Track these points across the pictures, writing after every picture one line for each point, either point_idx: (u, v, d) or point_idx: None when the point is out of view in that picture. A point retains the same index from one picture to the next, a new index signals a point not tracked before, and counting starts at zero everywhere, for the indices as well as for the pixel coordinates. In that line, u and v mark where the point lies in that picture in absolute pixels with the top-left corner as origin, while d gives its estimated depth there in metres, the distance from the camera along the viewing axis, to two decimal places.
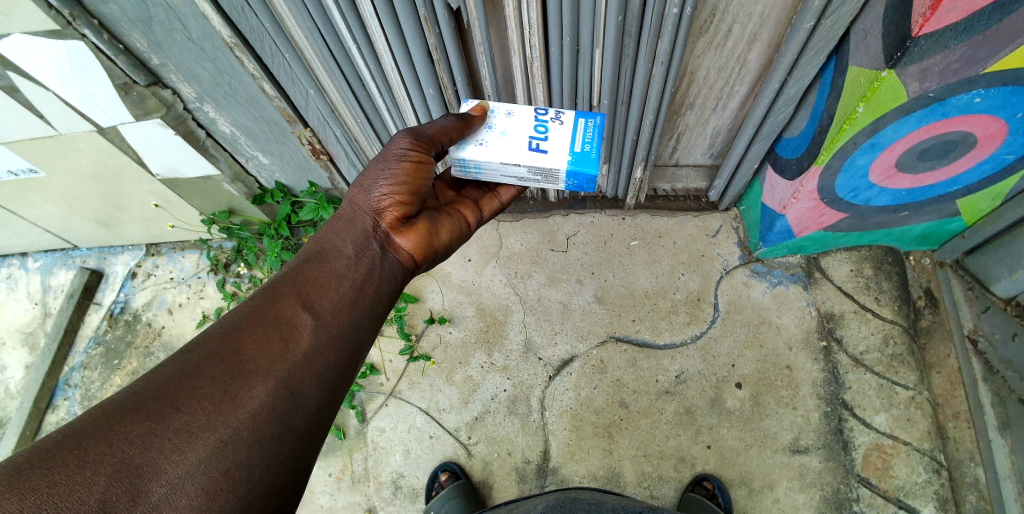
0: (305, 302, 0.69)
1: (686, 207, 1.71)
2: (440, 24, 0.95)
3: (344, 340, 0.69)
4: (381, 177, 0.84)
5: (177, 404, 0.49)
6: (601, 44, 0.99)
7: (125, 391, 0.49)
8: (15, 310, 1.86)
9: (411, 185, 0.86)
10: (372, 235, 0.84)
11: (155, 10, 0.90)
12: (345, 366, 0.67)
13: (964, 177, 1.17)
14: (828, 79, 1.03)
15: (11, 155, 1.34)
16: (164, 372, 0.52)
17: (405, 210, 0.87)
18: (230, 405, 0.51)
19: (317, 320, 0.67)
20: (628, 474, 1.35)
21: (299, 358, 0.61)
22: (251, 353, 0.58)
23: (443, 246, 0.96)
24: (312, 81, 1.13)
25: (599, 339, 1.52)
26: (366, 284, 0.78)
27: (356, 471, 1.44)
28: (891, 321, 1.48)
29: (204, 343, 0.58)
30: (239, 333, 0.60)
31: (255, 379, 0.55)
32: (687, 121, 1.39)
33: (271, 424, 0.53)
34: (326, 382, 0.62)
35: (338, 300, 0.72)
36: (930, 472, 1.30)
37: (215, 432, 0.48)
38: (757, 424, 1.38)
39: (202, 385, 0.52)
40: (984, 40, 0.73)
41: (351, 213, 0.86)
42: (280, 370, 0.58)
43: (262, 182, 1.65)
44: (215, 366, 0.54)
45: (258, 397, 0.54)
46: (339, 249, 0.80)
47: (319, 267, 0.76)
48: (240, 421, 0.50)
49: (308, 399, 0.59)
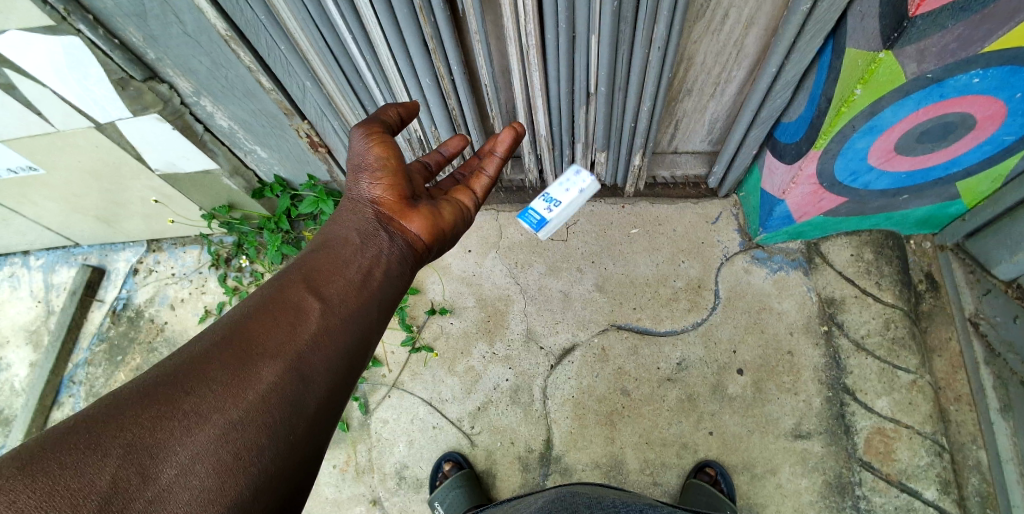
0: (311, 288, 0.70)
1: (685, 195, 1.71)
2: (435, 13, 0.94)
3: (353, 323, 0.69)
4: (365, 169, 0.88)
5: (186, 387, 0.49)
6: (598, 30, 0.99)
7: (135, 379, 0.50)
8: (19, 308, 1.86)
9: (394, 167, 0.89)
10: (376, 224, 0.86)
11: (150, 4, 0.90)
12: (354, 351, 0.67)
13: (964, 159, 1.16)
14: (826, 62, 1.02)
15: (11, 154, 1.34)
16: (172, 360, 0.53)
17: (398, 193, 0.89)
18: (240, 387, 0.52)
19: (324, 305, 0.68)
20: (631, 461, 1.36)
21: (307, 342, 0.61)
22: (261, 337, 0.59)
23: (449, 227, 0.97)
24: (309, 74, 1.13)
25: (600, 328, 1.52)
26: (373, 269, 0.79)
27: (360, 462, 1.44)
28: (892, 305, 1.48)
29: (213, 332, 0.59)
30: (248, 320, 0.61)
31: (264, 362, 0.56)
32: (684, 108, 1.39)
33: (282, 405, 0.53)
34: (336, 366, 0.63)
35: (345, 285, 0.73)
36: (932, 456, 1.30)
37: (224, 414, 0.49)
38: (758, 410, 1.38)
39: (211, 369, 0.52)
40: (982, 19, 0.72)
41: (352, 205, 0.88)
42: (289, 354, 0.58)
43: (261, 176, 1.65)
44: (225, 349, 0.55)
45: (268, 379, 0.54)
46: (344, 237, 0.82)
47: (326, 255, 0.78)
48: (249, 405, 0.51)
49: (318, 382, 0.59)
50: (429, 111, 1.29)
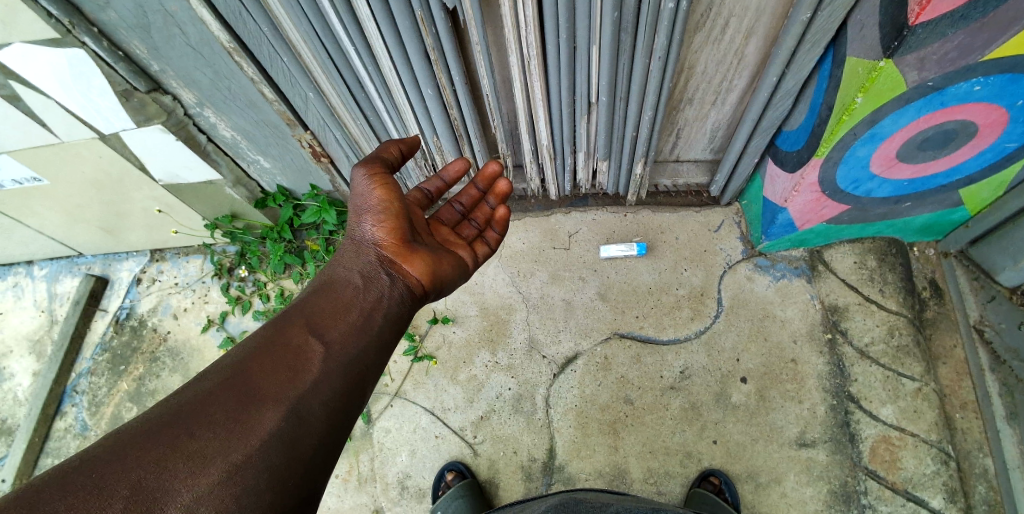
0: (313, 331, 0.73)
1: (688, 203, 1.72)
2: (436, 24, 0.94)
3: (352, 365, 0.72)
4: (368, 211, 0.91)
5: (191, 430, 0.53)
6: (598, 41, 0.99)
7: (141, 419, 0.53)
8: (22, 318, 1.87)
9: (396, 211, 0.91)
10: (377, 265, 0.91)
11: (153, 17, 0.91)
12: (353, 391, 0.70)
13: (966, 166, 1.15)
14: (826, 71, 1.03)
15: (14, 165, 1.34)
16: (177, 402, 0.56)
17: (398, 238, 0.93)
18: (243, 430, 0.55)
19: (325, 348, 0.71)
20: (635, 471, 1.35)
21: (308, 385, 0.64)
22: (265, 379, 0.62)
23: (446, 275, 1.02)
24: (311, 85, 1.13)
25: (603, 336, 1.52)
26: (373, 312, 0.83)
27: (362, 472, 1.44)
28: (896, 312, 1.47)
29: (218, 373, 0.62)
30: (251, 363, 0.64)
31: (266, 405, 0.59)
32: (686, 116, 1.39)
33: (281, 448, 0.56)
34: (334, 407, 0.66)
35: (345, 329, 0.77)
36: (938, 464, 1.29)
37: (227, 457, 0.52)
38: (763, 418, 1.37)
39: (214, 412, 0.55)
40: (982, 28, 0.71)
41: (355, 245, 0.92)
42: (290, 396, 0.62)
43: (264, 186, 1.65)
44: (229, 392, 0.58)
45: (269, 422, 0.57)
46: (348, 279, 0.87)
47: (328, 297, 0.83)
48: (251, 446, 0.54)
49: (317, 422, 0.62)
50: (431, 121, 1.30)
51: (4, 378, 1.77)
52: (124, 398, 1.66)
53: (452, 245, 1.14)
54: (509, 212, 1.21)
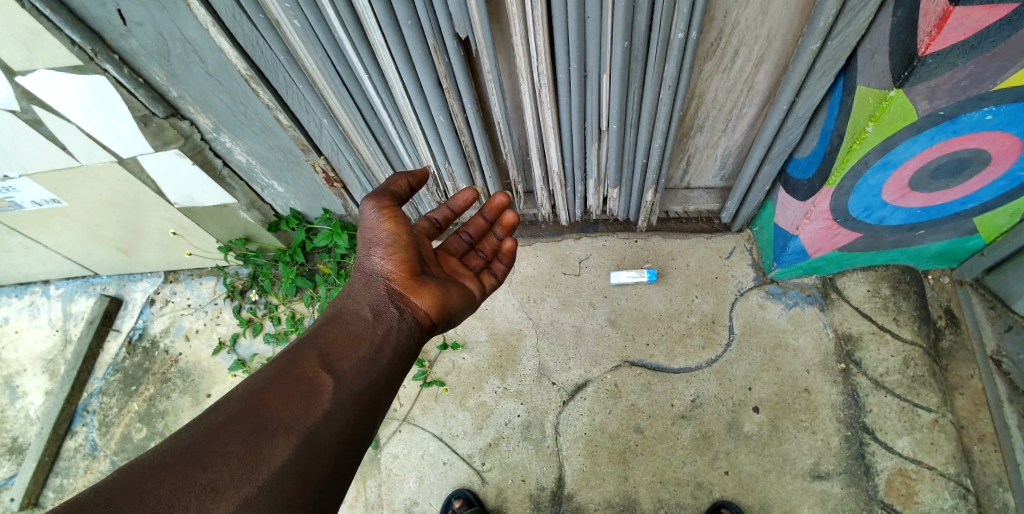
0: (325, 362, 0.75)
1: (698, 229, 1.72)
2: (449, 54, 0.96)
3: (362, 396, 0.74)
4: (379, 244, 0.95)
5: (204, 462, 0.54)
6: (609, 69, 1.00)
7: (150, 454, 0.54)
8: (37, 336, 1.89)
9: (405, 243, 0.96)
10: (387, 298, 0.93)
11: (173, 45, 0.93)
12: (362, 423, 0.72)
13: (979, 194, 1.14)
14: (838, 97, 1.02)
15: (35, 187, 1.37)
16: (188, 435, 0.57)
17: (407, 270, 0.96)
18: (254, 462, 0.56)
19: (337, 379, 0.73)
20: (644, 501, 1.33)
21: (320, 416, 0.66)
22: (277, 411, 0.64)
23: (454, 307, 1.04)
24: (326, 112, 1.15)
25: (614, 364, 1.51)
26: (384, 344, 0.85)
27: (369, 498, 1.43)
28: (911, 342, 1.45)
29: (231, 404, 0.64)
30: (265, 393, 0.66)
31: (279, 438, 0.60)
32: (696, 144, 1.40)
33: (293, 481, 0.57)
34: (344, 439, 0.67)
35: (356, 361, 0.78)
36: (956, 498, 1.25)
37: (238, 491, 0.52)
38: (776, 449, 1.35)
39: (225, 444, 0.57)
40: (993, 58, 0.71)
41: (366, 278, 0.95)
42: (301, 428, 0.63)
43: (277, 209, 1.68)
44: (240, 425, 0.60)
45: (280, 454, 0.59)
46: (358, 312, 0.89)
47: (340, 329, 0.84)
48: (262, 480, 0.54)
49: (326, 456, 0.63)
50: (442, 147, 1.32)
51: (17, 396, 1.78)
52: (133, 418, 1.66)
53: (460, 275, 1.15)
54: (516, 243, 1.21)
